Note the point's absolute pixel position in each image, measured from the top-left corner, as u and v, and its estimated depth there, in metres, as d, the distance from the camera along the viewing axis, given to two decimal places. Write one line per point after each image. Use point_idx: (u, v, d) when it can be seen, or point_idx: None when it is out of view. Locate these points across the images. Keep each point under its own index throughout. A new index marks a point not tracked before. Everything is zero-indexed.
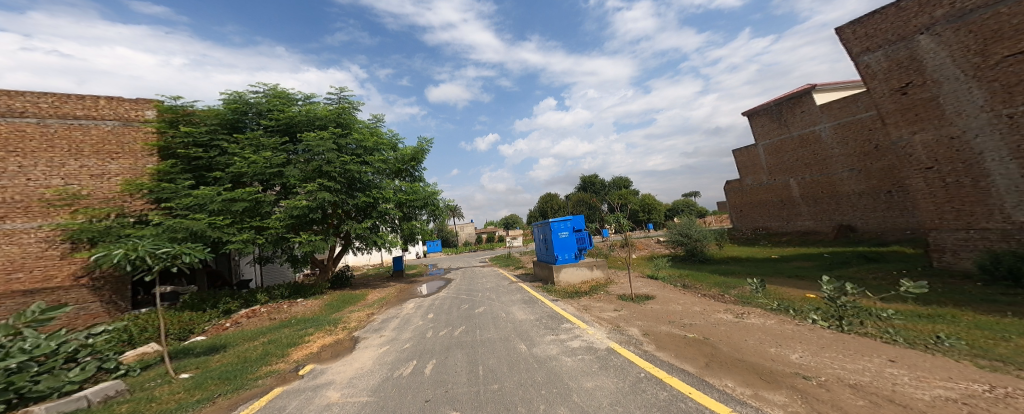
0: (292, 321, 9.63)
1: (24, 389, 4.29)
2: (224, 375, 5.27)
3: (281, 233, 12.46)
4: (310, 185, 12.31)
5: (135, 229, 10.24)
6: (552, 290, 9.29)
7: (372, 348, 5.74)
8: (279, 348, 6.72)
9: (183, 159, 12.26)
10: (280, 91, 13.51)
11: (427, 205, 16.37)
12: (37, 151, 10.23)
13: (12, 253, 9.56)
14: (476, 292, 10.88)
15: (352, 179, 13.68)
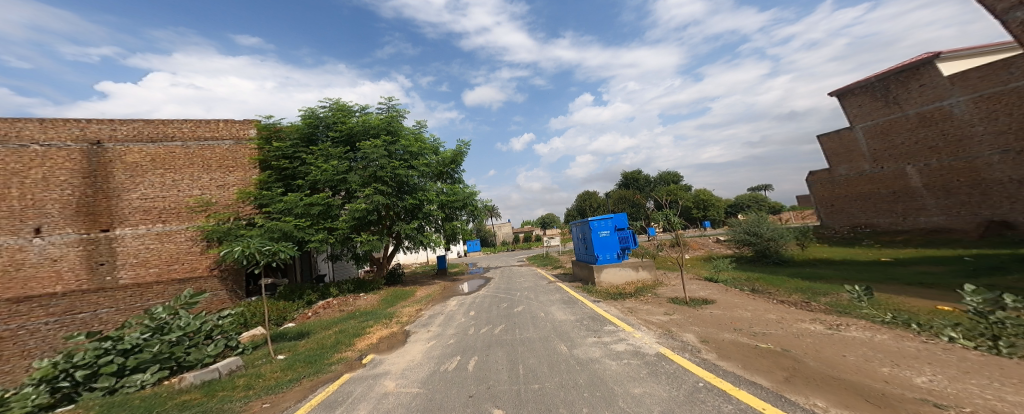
0: (357, 314, 10.48)
1: (182, 358, 5.33)
2: (309, 358, 5.89)
3: (347, 233, 13.53)
4: (367, 190, 13.27)
5: (246, 230, 12.24)
6: (593, 290, 9.00)
7: (420, 342, 6.03)
8: (347, 338, 7.38)
9: (276, 170, 13.99)
10: (342, 104, 14.72)
11: (467, 206, 16.80)
12: (183, 169, 12.96)
13: (170, 249, 12.49)
14: (515, 291, 10.92)
15: (400, 183, 14.50)
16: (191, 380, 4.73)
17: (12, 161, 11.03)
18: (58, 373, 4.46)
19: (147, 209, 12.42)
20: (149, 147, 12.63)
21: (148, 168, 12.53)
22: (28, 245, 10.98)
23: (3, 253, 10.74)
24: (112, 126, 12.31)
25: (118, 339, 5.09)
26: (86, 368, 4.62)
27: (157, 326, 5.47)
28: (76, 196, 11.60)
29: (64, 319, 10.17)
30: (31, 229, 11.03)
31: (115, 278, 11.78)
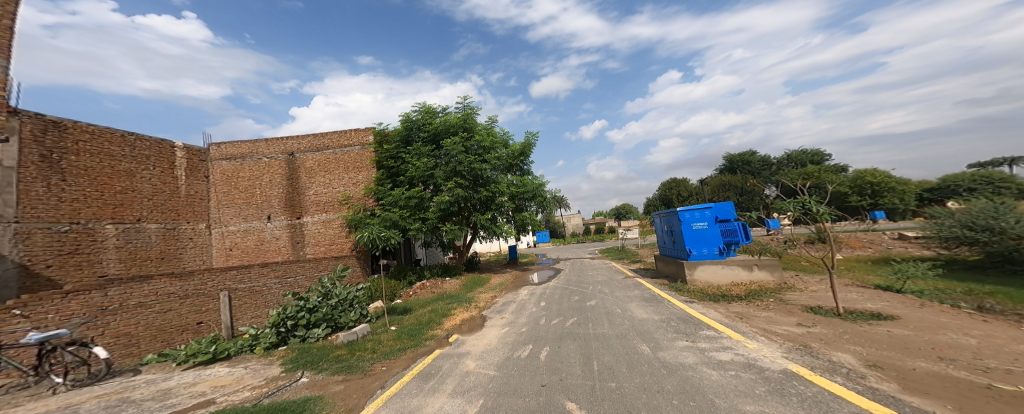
0: (443, 296, 11.24)
1: (337, 318, 8.18)
2: (413, 331, 7.38)
3: (435, 222, 14.53)
4: (450, 184, 14.14)
5: (370, 218, 14.44)
6: (684, 290, 8.39)
7: (496, 327, 6.24)
8: (435, 317, 8.01)
9: (385, 170, 15.82)
10: (428, 106, 15.71)
11: (536, 197, 16.95)
12: (336, 170, 15.83)
13: (331, 233, 15.59)
14: (586, 284, 10.71)
15: (476, 176, 15.07)
16: (341, 338, 7.32)
17: (256, 169, 15.66)
18: (280, 320, 7.86)
19: (318, 202, 15.69)
20: (315, 154, 15.90)
21: (317, 172, 15.82)
22: (266, 227, 15.49)
23: (254, 234, 15.42)
24: (298, 142, 16.03)
25: (306, 300, 8.13)
26: (293, 319, 7.86)
27: (324, 294, 8.39)
28: (285, 193, 15.64)
29: (282, 283, 10.67)
30: (265, 216, 15.51)
31: (305, 253, 15.54)
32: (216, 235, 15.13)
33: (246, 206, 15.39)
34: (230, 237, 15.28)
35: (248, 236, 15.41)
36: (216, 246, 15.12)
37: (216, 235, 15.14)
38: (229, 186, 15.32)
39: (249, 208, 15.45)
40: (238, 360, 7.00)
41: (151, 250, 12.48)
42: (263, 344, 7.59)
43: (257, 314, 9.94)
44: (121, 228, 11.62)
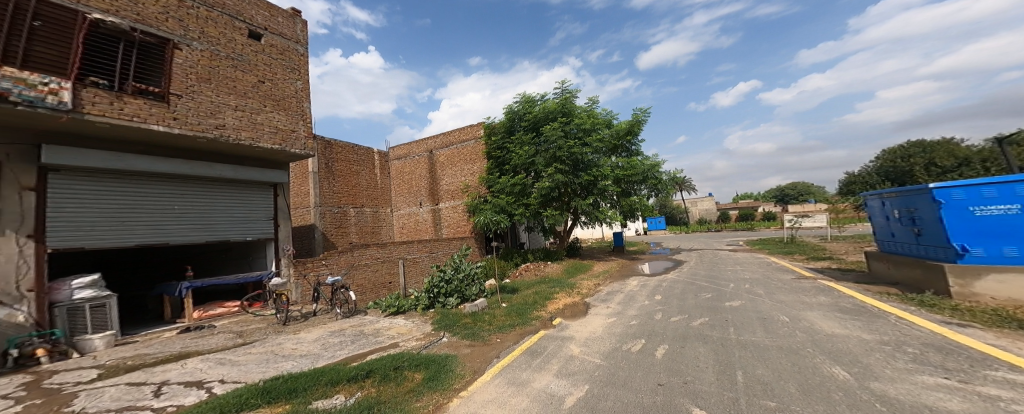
0: (548, 279, 11.52)
1: (468, 290, 9.23)
2: (521, 309, 8.08)
3: (537, 208, 14.79)
4: (550, 170, 14.05)
5: (484, 205, 15.49)
6: (934, 302, 5.37)
7: (601, 316, 6.05)
8: (540, 300, 8.40)
9: (492, 160, 16.47)
10: (527, 96, 16.03)
11: (647, 179, 15.97)
12: (459, 162, 17.24)
13: (455, 217, 17.20)
14: (713, 281, 9.53)
15: (577, 161, 14.67)
16: (470, 309, 8.48)
17: (412, 166, 18.36)
18: (430, 287, 9.01)
19: (451, 189, 17.37)
20: (446, 150, 17.64)
21: (447, 165, 17.57)
22: (419, 211, 18.06)
23: (412, 218, 18.17)
24: (434, 141, 18.02)
25: (445, 272, 9.21)
26: (435, 287, 9.03)
27: (456, 267, 9.37)
28: (428, 184, 17.83)
29: (430, 256, 12.50)
30: (418, 202, 18.00)
31: (441, 234, 17.61)
32: (397, 215, 18.52)
33: (408, 194, 18.24)
34: (401, 219, 18.44)
35: (407, 219, 18.29)
36: (394, 225, 18.58)
37: (396, 216, 18.57)
38: (399, 179, 18.56)
39: (411, 195, 18.19)
40: (407, 314, 8.55)
41: (367, 225, 16.81)
42: (420, 306, 8.79)
43: (418, 279, 12.01)
44: (357, 211, 16.19)
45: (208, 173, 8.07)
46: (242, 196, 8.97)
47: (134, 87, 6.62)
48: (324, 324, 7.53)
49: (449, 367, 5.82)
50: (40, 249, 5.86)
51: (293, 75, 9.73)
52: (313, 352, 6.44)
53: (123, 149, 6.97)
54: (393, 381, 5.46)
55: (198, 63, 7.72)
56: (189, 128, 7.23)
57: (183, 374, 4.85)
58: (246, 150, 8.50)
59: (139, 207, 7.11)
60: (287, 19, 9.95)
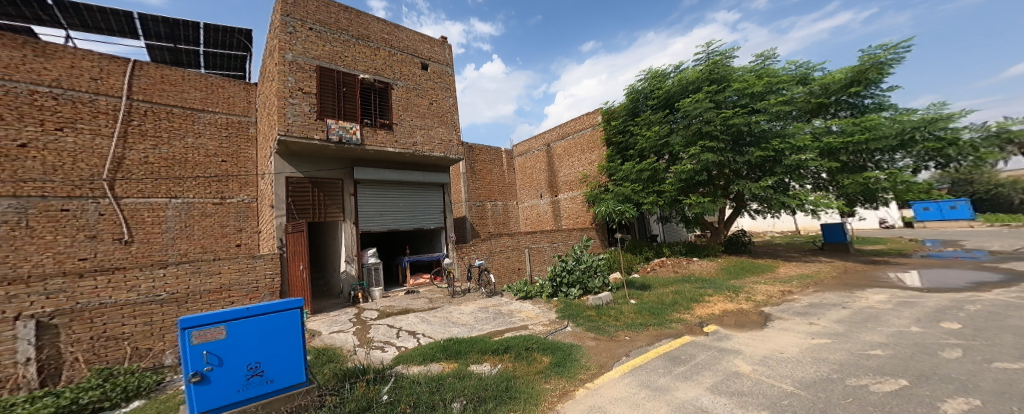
0: (693, 277, 10.49)
1: (588, 283, 9.54)
2: (656, 308, 7.75)
3: (675, 195, 13.42)
4: (693, 149, 12.33)
5: (604, 194, 15.06)
6: None
7: (798, 334, 5.38)
8: (686, 300, 8.07)
9: (615, 146, 15.87)
10: (655, 70, 14.58)
11: (905, 144, 12.36)
12: (578, 154, 17.40)
13: (574, 208, 17.42)
14: (971, 301, 6.79)
15: (738, 134, 12.53)
16: (592, 301, 8.59)
17: (533, 160, 19.56)
18: (552, 276, 9.77)
19: (570, 180, 17.73)
20: (562, 143, 18.24)
21: (564, 157, 18.08)
22: (539, 203, 19.05)
23: (534, 210, 19.28)
24: (551, 134, 18.89)
25: (567, 262, 9.81)
26: (556, 276, 9.71)
27: (577, 258, 9.78)
28: (548, 177, 18.64)
29: (553, 246, 12.85)
30: (539, 194, 19.05)
31: (561, 224, 17.96)
32: (524, 207, 19.84)
33: (530, 187, 19.52)
34: (525, 211, 19.75)
35: (529, 211, 19.57)
36: (520, 217, 19.91)
37: (522, 208, 19.90)
38: (523, 173, 19.96)
39: (532, 189, 19.46)
40: (533, 300, 9.50)
41: (499, 217, 18.52)
42: (544, 293, 9.62)
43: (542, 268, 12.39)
44: (492, 204, 18.14)
45: (423, 181, 10.97)
46: (442, 197, 11.65)
47: (376, 121, 9.59)
48: (474, 300, 8.87)
49: (575, 357, 5.91)
50: (354, 231, 9.57)
51: (449, 92, 11.56)
52: (467, 323, 7.58)
53: (388, 167, 10.45)
54: (526, 359, 5.99)
55: (400, 96, 10.27)
56: (401, 148, 9.81)
57: (415, 325, 7.32)
58: (429, 160, 10.82)
59: (393, 205, 10.45)
60: (444, 46, 11.84)
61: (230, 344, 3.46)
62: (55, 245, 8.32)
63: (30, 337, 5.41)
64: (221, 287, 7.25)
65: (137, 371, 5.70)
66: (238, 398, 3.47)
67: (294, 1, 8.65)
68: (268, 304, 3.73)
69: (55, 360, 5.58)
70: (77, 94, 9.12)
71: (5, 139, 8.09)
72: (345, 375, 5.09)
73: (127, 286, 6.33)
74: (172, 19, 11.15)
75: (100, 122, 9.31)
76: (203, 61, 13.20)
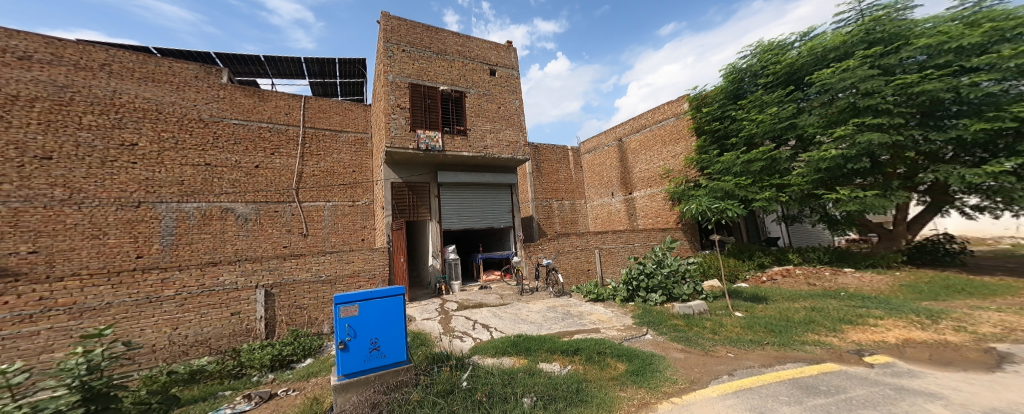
0: (841, 294, 9.46)
1: (672, 289, 8.84)
2: (774, 325, 7.05)
3: (809, 189, 11.61)
4: (842, 130, 10.54)
5: (696, 190, 13.68)
6: None
7: None
8: (829, 320, 7.20)
9: (709, 134, 14.27)
10: (769, 43, 12.98)
11: None
12: (658, 147, 16.14)
13: (653, 207, 16.19)
14: None
15: (924, 105, 10.06)
16: (678, 310, 8.00)
17: (603, 156, 18.69)
18: (628, 279, 9.33)
19: (649, 176, 16.51)
20: (636, 136, 17.14)
21: (640, 152, 16.95)
22: (611, 201, 18.18)
23: (604, 208, 18.49)
24: (623, 128, 17.90)
25: (645, 265, 9.32)
26: (634, 280, 9.23)
27: (658, 260, 9.16)
28: (620, 173, 17.75)
29: (625, 247, 12.15)
30: (609, 192, 18.21)
31: (637, 224, 16.93)
32: (591, 205, 19.25)
33: (600, 185, 18.74)
34: (595, 209, 19.06)
35: (599, 210, 18.80)
36: (588, 216, 19.35)
37: (590, 206, 19.30)
38: (591, 172, 19.34)
39: (602, 186, 18.67)
40: (606, 303, 9.16)
41: (565, 216, 18.34)
42: (618, 297, 9.23)
43: (614, 270, 11.83)
44: (558, 203, 18.06)
45: (493, 181, 11.49)
46: (511, 197, 12.03)
47: (453, 129, 10.38)
48: (542, 299, 9.08)
49: (656, 367, 5.54)
50: (437, 229, 10.56)
51: (515, 94, 11.87)
52: (535, 321, 7.66)
53: (464, 170, 11.22)
54: (598, 363, 5.81)
55: (472, 102, 10.91)
56: (474, 151, 10.45)
57: (501, 319, 7.81)
58: (498, 161, 11.26)
59: (469, 206, 11.18)
60: (509, 50, 12.18)
61: (362, 320, 4.70)
62: (273, 236, 11.53)
63: (262, 301, 7.67)
64: (354, 272, 8.89)
65: (309, 333, 7.89)
66: (367, 365, 4.68)
67: (390, 28, 9.91)
68: (381, 291, 4.89)
69: (271, 319, 7.76)
70: (279, 125, 12.29)
71: (248, 163, 11.58)
72: (434, 358, 5.67)
73: (305, 268, 8.28)
74: (321, 59, 13.94)
75: (291, 146, 12.32)
76: (340, 90, 16.12)
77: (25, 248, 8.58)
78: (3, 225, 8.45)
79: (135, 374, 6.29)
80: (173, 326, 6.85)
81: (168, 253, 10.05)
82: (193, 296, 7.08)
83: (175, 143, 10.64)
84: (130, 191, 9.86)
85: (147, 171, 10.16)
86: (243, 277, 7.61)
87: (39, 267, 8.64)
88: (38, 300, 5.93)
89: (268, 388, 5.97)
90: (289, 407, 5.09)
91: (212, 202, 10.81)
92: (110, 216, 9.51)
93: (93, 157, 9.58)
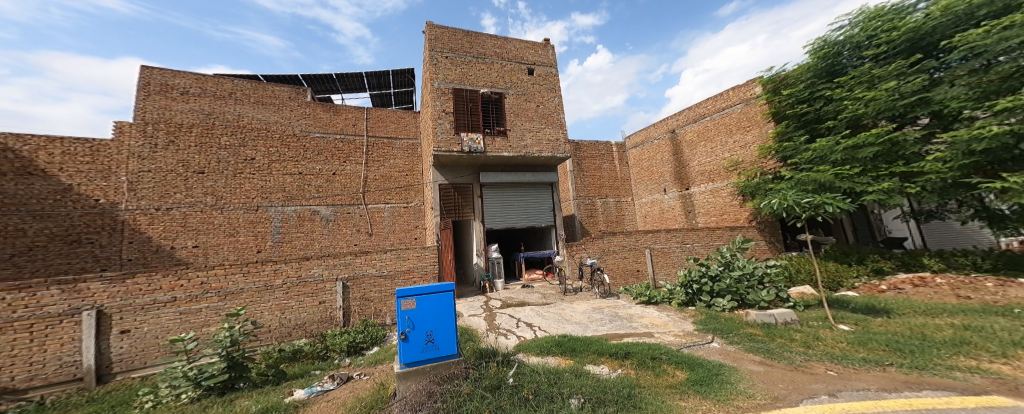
0: (1009, 311, 7.60)
1: (745, 295, 7.95)
2: (901, 343, 6.00)
3: (955, 177, 9.51)
4: (1011, 99, 8.46)
5: (776, 184, 12.04)
6: None
7: None
8: (992, 343, 5.87)
9: (794, 118, 12.43)
10: (878, 7, 10.96)
11: None
12: (722, 138, 14.70)
13: (720, 204, 14.73)
14: None
15: None
16: (756, 317, 7.22)
17: (654, 150, 17.50)
18: (689, 281, 8.66)
19: (712, 169, 15.07)
20: (694, 126, 15.82)
21: (698, 143, 15.62)
22: (664, 198, 17.00)
23: (656, 206, 17.36)
24: (677, 119, 16.65)
25: (709, 268, 8.55)
26: (697, 283, 8.53)
27: (726, 262, 8.32)
28: (674, 168, 16.55)
29: (679, 247, 11.26)
30: (662, 189, 17.04)
31: (697, 222, 15.63)
32: (640, 203, 18.23)
33: (650, 181, 17.62)
34: (644, 207, 18.03)
35: (651, 207, 17.66)
36: (637, 214, 18.40)
37: (640, 204, 18.29)
38: (638, 167, 18.31)
39: (652, 183, 17.53)
40: (660, 307, 8.61)
41: (611, 215, 17.75)
42: (676, 300, 8.62)
43: (669, 271, 11.09)
44: (603, 201, 17.52)
45: (534, 180, 11.53)
46: (552, 195, 11.94)
47: (494, 130, 10.63)
48: (588, 300, 8.89)
49: (726, 379, 5.07)
50: (481, 228, 10.93)
51: (554, 92, 11.76)
52: (581, 322, 7.52)
53: (505, 170, 11.43)
54: (653, 369, 5.47)
55: (513, 103, 11.07)
56: (514, 152, 10.56)
57: (559, 318, 7.80)
58: (539, 160, 11.27)
59: (512, 205, 11.35)
60: (547, 48, 12.11)
61: (420, 313, 5.09)
62: (348, 235, 12.95)
63: (341, 292, 8.68)
64: (410, 268, 9.56)
65: (375, 323, 8.72)
66: (424, 355, 5.03)
67: (434, 38, 10.52)
68: (434, 286, 5.26)
69: (347, 309, 8.73)
70: (349, 136, 13.75)
71: (329, 170, 13.17)
72: (481, 353, 5.86)
73: (372, 264, 9.15)
74: (379, 72, 15.29)
75: (358, 154, 13.74)
76: (396, 99, 17.57)
77: (190, 243, 10.85)
78: (176, 225, 10.76)
79: (260, 348, 7.68)
80: (281, 310, 8.09)
81: (277, 249, 11.89)
82: (294, 285, 8.29)
83: (279, 156, 12.54)
84: (251, 197, 11.86)
85: (262, 180, 12.14)
86: (328, 270, 8.70)
87: (199, 258, 10.86)
88: (200, 284, 7.49)
89: (346, 371, 6.75)
90: (361, 389, 5.67)
91: (304, 205, 12.50)
92: (240, 218, 11.55)
93: (227, 170, 11.73)
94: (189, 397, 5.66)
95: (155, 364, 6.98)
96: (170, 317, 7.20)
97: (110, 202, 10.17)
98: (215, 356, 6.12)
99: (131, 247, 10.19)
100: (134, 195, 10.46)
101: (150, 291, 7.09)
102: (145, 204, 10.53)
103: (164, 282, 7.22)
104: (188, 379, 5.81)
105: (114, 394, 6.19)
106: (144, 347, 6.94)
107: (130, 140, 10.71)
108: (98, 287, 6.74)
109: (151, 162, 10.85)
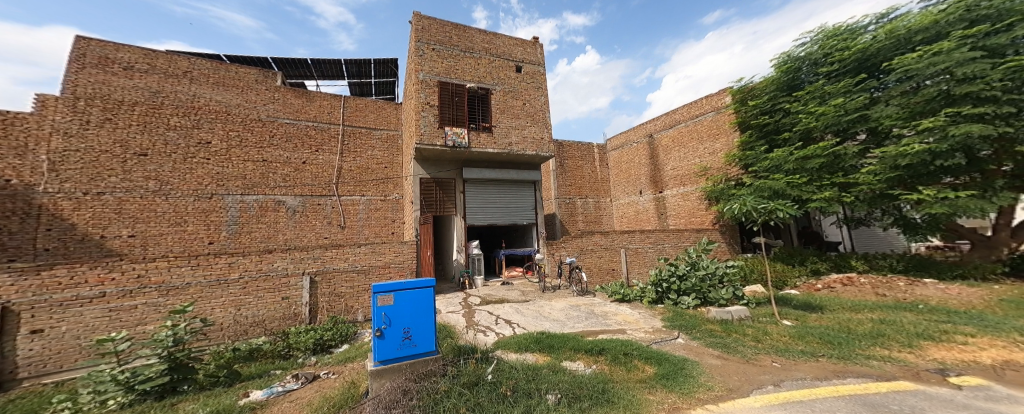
0: (919, 307, 8.57)
1: (708, 293, 8.45)
2: (834, 337, 6.59)
3: (882, 189, 10.56)
4: (931, 120, 9.45)
5: (737, 189, 12.88)
6: None
7: None
8: (908, 336, 6.55)
9: (757, 128, 13.33)
10: (835, 28, 11.93)
11: None
12: (693, 144, 15.47)
13: (688, 207, 15.53)
14: None
15: None
16: (715, 314, 7.74)
17: (632, 153, 18.11)
18: (658, 280, 9.05)
19: (683, 174, 15.82)
20: (669, 132, 16.52)
21: (673, 148, 16.31)
22: (639, 200, 17.65)
23: (631, 207, 18.01)
24: (654, 124, 17.31)
25: (677, 267, 8.97)
26: (665, 281, 8.96)
27: (693, 262, 8.80)
28: (650, 171, 17.20)
29: (653, 247, 11.76)
30: (638, 191, 17.68)
31: (668, 223, 16.35)
32: (617, 203, 18.83)
33: (627, 183, 18.21)
34: (621, 208, 18.62)
35: (627, 208, 18.29)
36: (614, 214, 18.98)
37: (616, 205, 18.88)
38: (616, 169, 18.87)
39: (629, 185, 18.13)
40: (632, 304, 8.95)
41: (590, 214, 18.16)
42: (647, 298, 8.98)
43: (642, 271, 11.53)
44: (582, 201, 17.89)
45: (518, 178, 11.55)
46: (535, 193, 12.04)
47: (478, 125, 10.58)
48: (565, 297, 9.11)
49: (686, 372, 5.37)
50: (462, 224, 10.82)
51: (539, 91, 11.79)
52: (558, 319, 7.66)
53: (488, 166, 11.34)
54: (624, 365, 5.69)
55: (498, 100, 10.99)
56: (498, 148, 10.54)
57: (536, 314, 7.94)
58: (523, 158, 11.29)
59: (494, 202, 11.33)
60: (536, 46, 12.13)
61: (397, 310, 4.96)
62: (317, 228, 12.36)
63: (307, 287, 8.27)
64: (386, 263, 9.32)
65: (344, 320, 8.40)
66: (401, 352, 4.93)
67: (421, 28, 10.24)
68: (414, 282, 5.14)
69: (314, 305, 8.35)
70: (322, 124, 13.09)
71: (296, 159, 12.46)
72: (459, 350, 5.81)
73: (344, 257, 8.82)
74: (358, 59, 14.64)
75: (331, 144, 13.10)
76: (376, 88, 16.90)
77: (125, 233, 9.91)
78: (109, 212, 9.78)
79: (209, 348, 7.16)
80: (236, 306, 7.59)
81: (233, 240, 11.12)
82: (253, 280, 7.82)
83: (239, 142, 11.71)
84: (204, 184, 11.00)
85: (217, 166, 11.28)
86: (294, 264, 8.28)
87: (136, 249, 9.94)
88: (136, 278, 6.85)
89: (312, 369, 6.47)
90: (329, 388, 5.46)
91: (268, 195, 11.78)
92: (189, 206, 10.68)
93: (176, 154, 10.81)
94: (116, 405, 5.12)
95: (74, 367, 6.32)
96: (96, 315, 6.53)
97: (24, 184, 9.03)
98: (154, 357, 5.64)
99: (49, 235, 9.12)
100: (56, 177, 9.35)
101: (72, 285, 6.42)
102: (68, 188, 9.44)
103: (90, 275, 6.55)
104: (119, 384, 5.30)
105: (19, 403, 5.49)
106: (61, 349, 6.26)
107: (56, 116, 9.59)
108: (4, 280, 6.01)
109: (81, 141, 9.76)
